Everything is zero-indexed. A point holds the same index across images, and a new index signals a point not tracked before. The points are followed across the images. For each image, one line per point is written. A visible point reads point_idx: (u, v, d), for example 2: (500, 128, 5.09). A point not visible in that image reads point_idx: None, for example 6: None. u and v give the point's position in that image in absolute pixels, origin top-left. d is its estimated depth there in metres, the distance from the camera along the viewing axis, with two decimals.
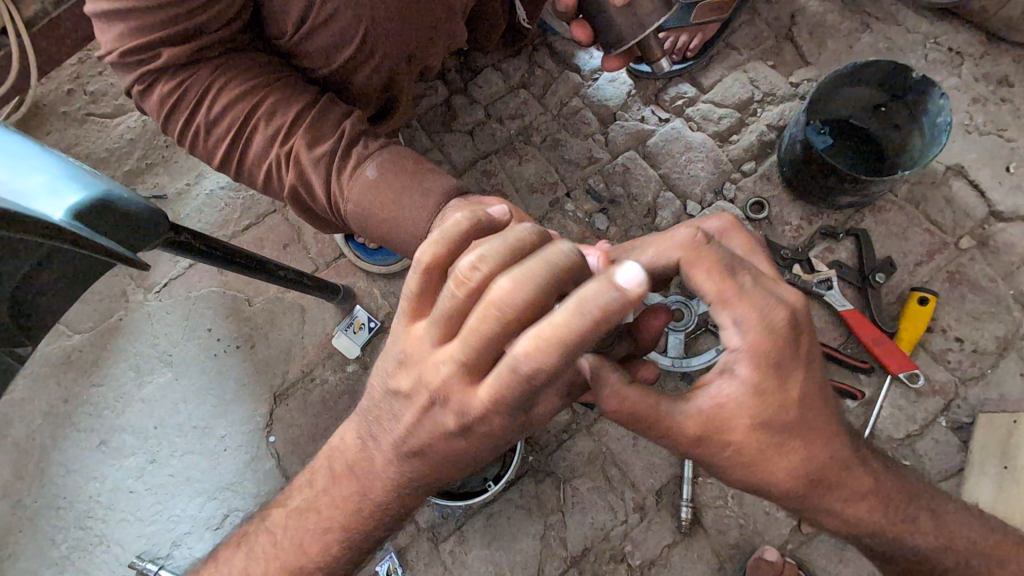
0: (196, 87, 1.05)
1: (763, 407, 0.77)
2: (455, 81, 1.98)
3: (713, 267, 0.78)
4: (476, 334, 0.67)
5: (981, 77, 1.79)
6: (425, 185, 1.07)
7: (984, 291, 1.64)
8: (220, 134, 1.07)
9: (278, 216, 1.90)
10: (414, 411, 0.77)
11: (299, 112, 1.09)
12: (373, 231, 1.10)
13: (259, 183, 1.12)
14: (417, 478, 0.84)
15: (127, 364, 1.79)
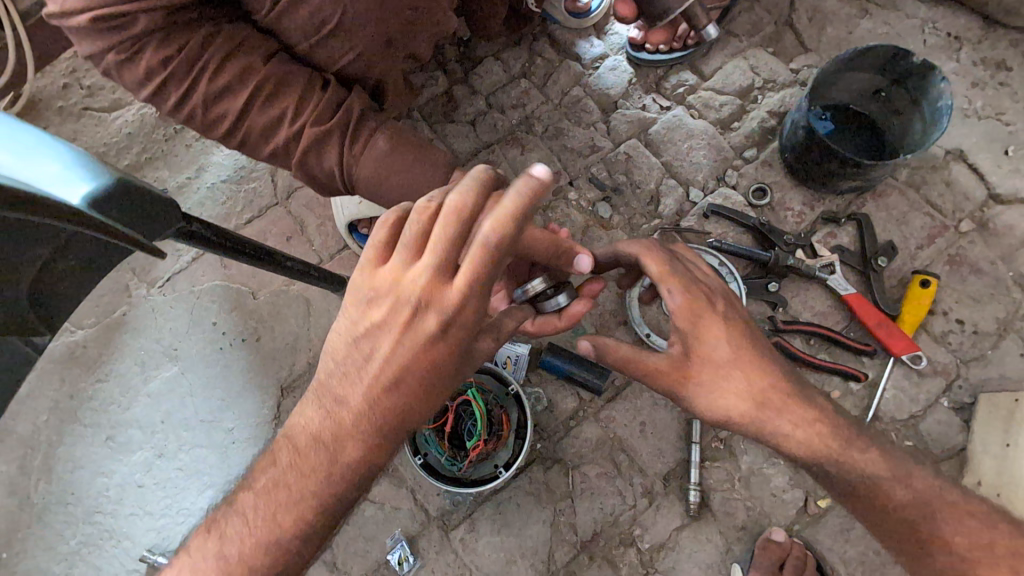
0: (183, 69, 1.06)
1: (700, 347, 1.06)
2: (456, 71, 1.98)
3: (652, 259, 1.12)
4: (439, 240, 0.84)
5: (979, 62, 1.80)
6: (432, 155, 1.23)
7: (984, 273, 1.66)
8: (224, 110, 1.11)
9: (280, 209, 1.89)
10: (394, 331, 0.87)
11: (300, 101, 1.14)
12: (387, 200, 1.25)
13: (265, 150, 1.17)
14: (397, 412, 0.89)
15: (132, 359, 1.79)
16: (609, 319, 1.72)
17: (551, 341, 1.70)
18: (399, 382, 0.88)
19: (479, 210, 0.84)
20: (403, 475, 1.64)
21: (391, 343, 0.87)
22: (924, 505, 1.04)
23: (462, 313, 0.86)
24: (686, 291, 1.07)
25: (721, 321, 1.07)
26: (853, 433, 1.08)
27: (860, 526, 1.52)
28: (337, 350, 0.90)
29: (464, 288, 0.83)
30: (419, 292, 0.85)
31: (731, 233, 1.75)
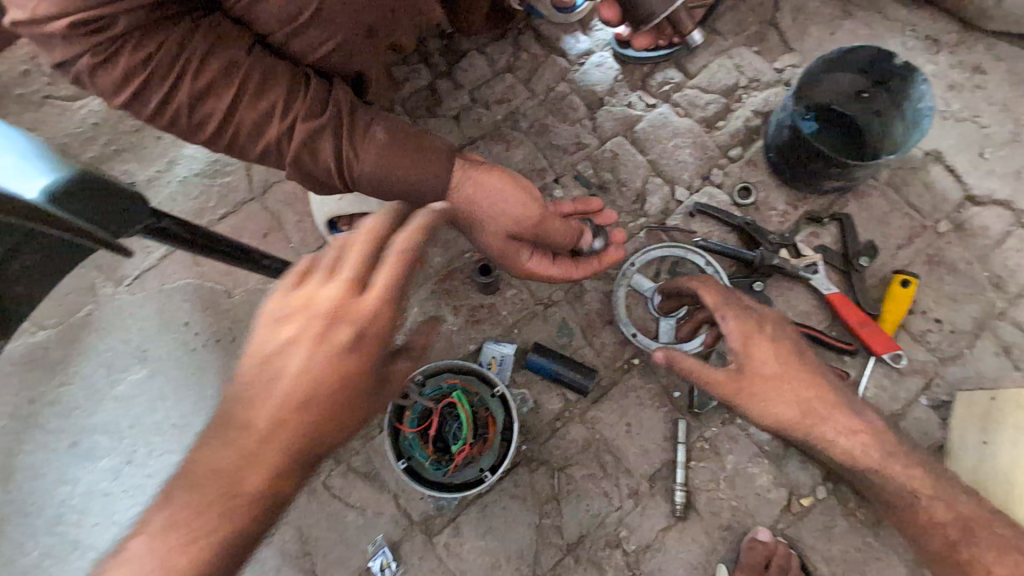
0: (163, 68, 0.98)
1: (757, 364, 1.18)
2: (439, 64, 1.93)
3: (710, 290, 1.26)
4: (353, 258, 0.89)
5: (957, 64, 1.83)
6: (427, 144, 1.18)
7: (961, 273, 1.69)
8: (212, 108, 1.04)
9: (256, 204, 1.82)
10: (307, 347, 0.84)
11: (289, 94, 1.09)
12: (387, 194, 1.19)
13: (254, 152, 1.11)
14: (312, 429, 0.84)
15: (98, 361, 1.71)
16: (595, 319, 1.70)
17: (537, 342, 1.68)
18: (311, 402, 0.83)
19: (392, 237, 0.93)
20: (385, 479, 1.60)
21: (304, 362, 0.83)
22: (964, 523, 1.20)
23: (377, 326, 0.87)
24: (737, 317, 1.20)
25: (771, 340, 1.19)
26: (892, 445, 1.25)
27: (842, 523, 1.54)
28: (246, 371, 0.84)
29: (379, 296, 0.87)
30: (332, 305, 0.86)
31: (717, 233, 1.75)
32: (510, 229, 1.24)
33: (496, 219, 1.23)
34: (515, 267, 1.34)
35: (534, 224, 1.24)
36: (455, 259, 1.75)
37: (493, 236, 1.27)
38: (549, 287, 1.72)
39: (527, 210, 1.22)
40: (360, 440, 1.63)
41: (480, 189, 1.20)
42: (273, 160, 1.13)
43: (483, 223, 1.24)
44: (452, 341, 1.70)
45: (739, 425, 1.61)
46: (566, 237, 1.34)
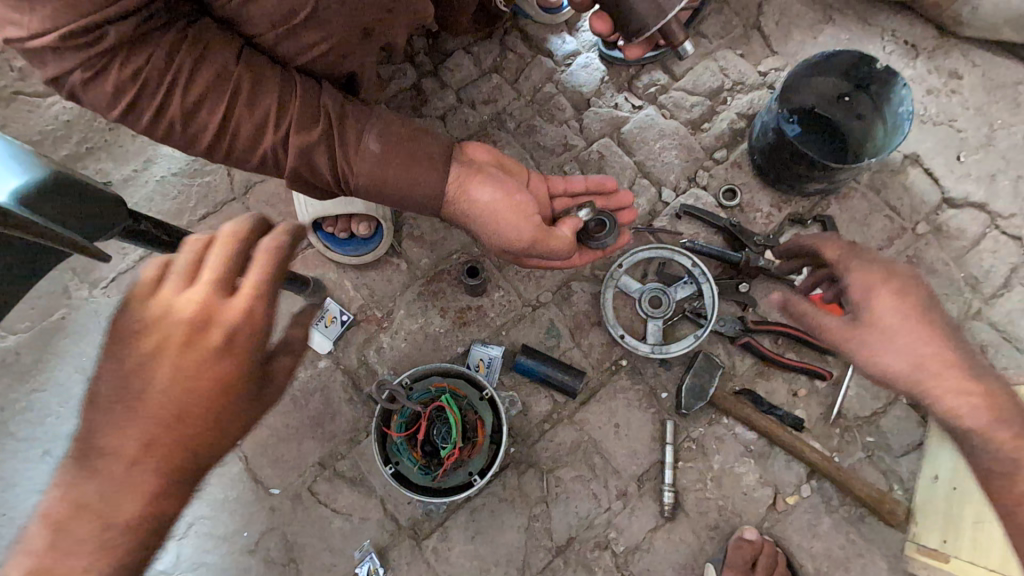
0: (156, 78, 0.96)
1: (866, 307, 1.10)
2: (425, 64, 1.91)
3: (835, 246, 1.23)
4: (217, 263, 0.85)
5: (934, 70, 1.87)
6: (423, 150, 1.15)
7: (938, 274, 1.73)
8: (206, 120, 1.02)
9: (238, 204, 1.78)
10: (171, 357, 0.80)
11: (280, 102, 1.06)
12: (384, 203, 1.19)
13: (252, 160, 1.10)
14: (187, 441, 0.79)
15: (72, 366, 1.65)
16: (583, 321, 1.70)
17: (525, 343, 1.67)
18: (179, 414, 0.79)
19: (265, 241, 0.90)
20: (372, 484, 1.58)
21: (168, 374, 0.79)
22: None
23: (250, 328, 0.82)
24: (860, 267, 1.15)
25: (888, 288, 1.10)
26: None
27: (826, 521, 1.56)
28: (105, 393, 0.79)
29: (246, 297, 0.83)
30: (194, 311, 0.81)
31: (703, 234, 1.76)
32: (508, 247, 1.26)
33: (495, 238, 1.24)
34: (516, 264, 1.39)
35: (529, 244, 1.23)
36: (442, 260, 1.74)
37: (494, 248, 1.30)
38: (537, 288, 1.72)
39: (519, 237, 1.21)
40: (346, 445, 1.61)
41: (479, 208, 1.20)
42: (269, 167, 1.12)
43: (485, 237, 1.26)
44: (440, 343, 1.68)
45: (725, 425, 1.62)
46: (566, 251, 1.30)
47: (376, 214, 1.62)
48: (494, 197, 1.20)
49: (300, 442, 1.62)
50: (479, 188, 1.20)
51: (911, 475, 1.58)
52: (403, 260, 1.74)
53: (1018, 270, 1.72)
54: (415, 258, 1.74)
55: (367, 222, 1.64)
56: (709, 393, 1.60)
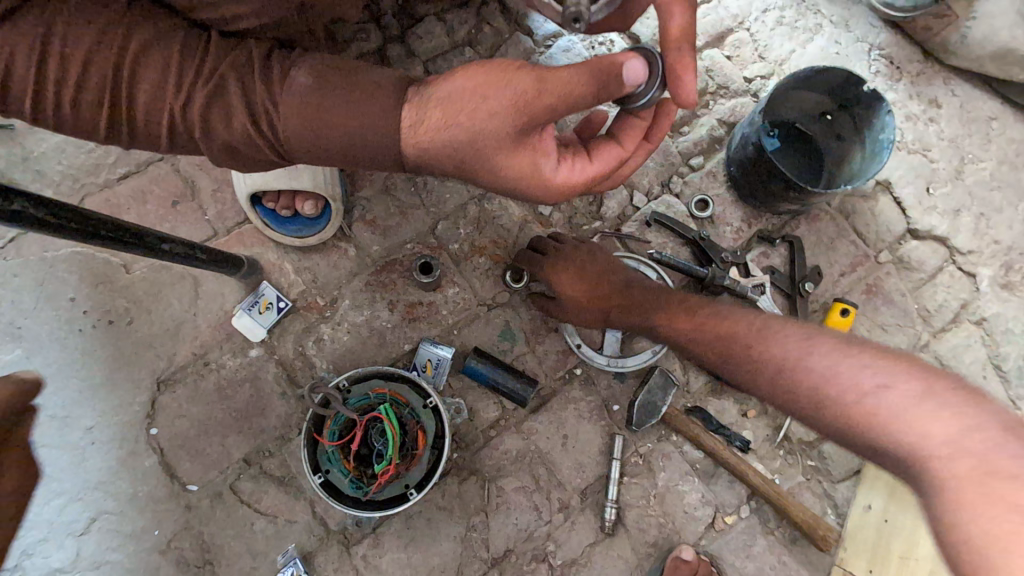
0: (26, 44, 0.84)
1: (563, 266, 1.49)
2: (391, 27, 1.73)
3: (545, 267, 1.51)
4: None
5: (915, 95, 1.83)
6: (358, 77, 0.94)
7: (894, 305, 1.73)
8: (90, 95, 0.87)
9: (166, 166, 1.58)
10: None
11: (181, 55, 0.91)
12: (339, 153, 0.96)
13: (162, 134, 0.92)
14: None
15: None
16: (539, 325, 1.61)
17: (478, 346, 1.58)
18: None
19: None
20: (301, 485, 1.48)
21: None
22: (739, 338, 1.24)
23: None
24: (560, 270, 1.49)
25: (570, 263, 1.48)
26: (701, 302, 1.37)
27: (760, 542, 1.57)
28: None
29: None
30: None
31: (670, 245, 1.69)
32: (511, 129, 0.95)
33: (487, 134, 0.94)
34: (543, 184, 1.03)
35: (533, 98, 0.93)
36: (395, 248, 1.61)
37: (502, 157, 0.98)
38: (495, 287, 1.62)
39: (501, 102, 0.93)
40: (275, 442, 1.50)
41: (449, 102, 0.93)
42: (186, 145, 0.96)
43: (480, 148, 0.96)
44: (385, 339, 1.56)
45: (673, 442, 1.60)
46: (584, 93, 0.94)
47: (322, 192, 1.48)
48: (461, 81, 0.95)
49: (223, 437, 1.49)
50: (440, 84, 0.95)
51: (846, 502, 1.59)
52: (352, 246, 1.60)
53: (968, 306, 1.74)
54: (365, 244, 1.60)
55: (312, 201, 1.49)
56: (661, 409, 1.57)
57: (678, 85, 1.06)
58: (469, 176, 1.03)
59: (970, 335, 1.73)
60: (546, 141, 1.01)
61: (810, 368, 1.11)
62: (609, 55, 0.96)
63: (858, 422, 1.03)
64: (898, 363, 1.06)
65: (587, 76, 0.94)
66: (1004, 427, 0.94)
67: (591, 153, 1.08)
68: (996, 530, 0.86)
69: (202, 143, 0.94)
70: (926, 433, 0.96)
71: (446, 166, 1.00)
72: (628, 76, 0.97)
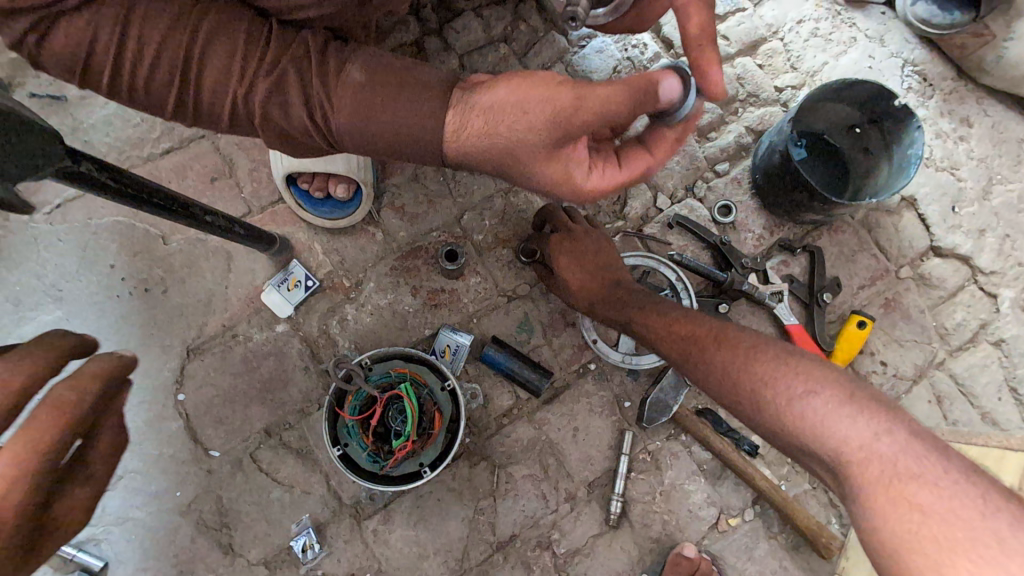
0: (108, 23, 0.88)
1: (565, 249, 1.50)
2: (430, 20, 1.77)
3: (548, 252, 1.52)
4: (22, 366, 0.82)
5: (947, 113, 1.83)
6: (409, 77, 0.98)
7: (912, 320, 1.73)
8: (163, 78, 0.92)
9: (207, 143, 1.64)
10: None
11: (247, 41, 0.95)
12: (386, 148, 1.01)
13: (223, 117, 0.97)
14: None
15: (7, 295, 1.55)
16: (557, 319, 1.65)
17: (496, 335, 1.62)
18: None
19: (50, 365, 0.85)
20: (318, 458, 1.53)
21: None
22: (701, 340, 1.29)
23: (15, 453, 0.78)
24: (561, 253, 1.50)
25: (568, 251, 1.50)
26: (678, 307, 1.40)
27: (763, 546, 1.59)
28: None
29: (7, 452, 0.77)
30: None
31: (691, 248, 1.71)
32: (547, 139, 0.97)
33: (523, 140, 0.97)
34: (575, 194, 1.05)
35: (568, 110, 0.95)
36: (421, 235, 1.66)
37: (535, 165, 1.01)
38: (515, 279, 1.66)
39: (537, 112, 0.95)
40: (296, 415, 1.55)
41: (490, 112, 0.97)
42: (244, 128, 1.01)
43: (516, 155, 1.00)
44: (406, 322, 1.61)
45: (681, 442, 1.62)
46: (620, 110, 0.97)
47: (355, 177, 1.53)
48: (504, 91, 0.98)
49: (246, 407, 1.55)
50: (485, 92, 0.99)
51: (851, 512, 1.61)
52: (379, 230, 1.64)
53: (987, 326, 1.74)
54: (392, 229, 1.65)
55: (345, 184, 1.54)
56: (672, 409, 1.59)
57: (708, 79, 1.06)
58: (507, 177, 1.07)
59: (987, 356, 1.72)
60: (580, 152, 1.02)
61: (752, 368, 1.17)
62: (645, 73, 0.99)
63: (785, 422, 1.08)
64: (829, 373, 1.10)
65: (625, 94, 0.96)
66: (912, 434, 0.98)
67: (622, 161, 1.09)
68: (904, 534, 0.90)
69: (258, 129, 0.99)
70: (843, 437, 1.00)
71: (487, 167, 1.04)
72: (664, 93, 1.00)
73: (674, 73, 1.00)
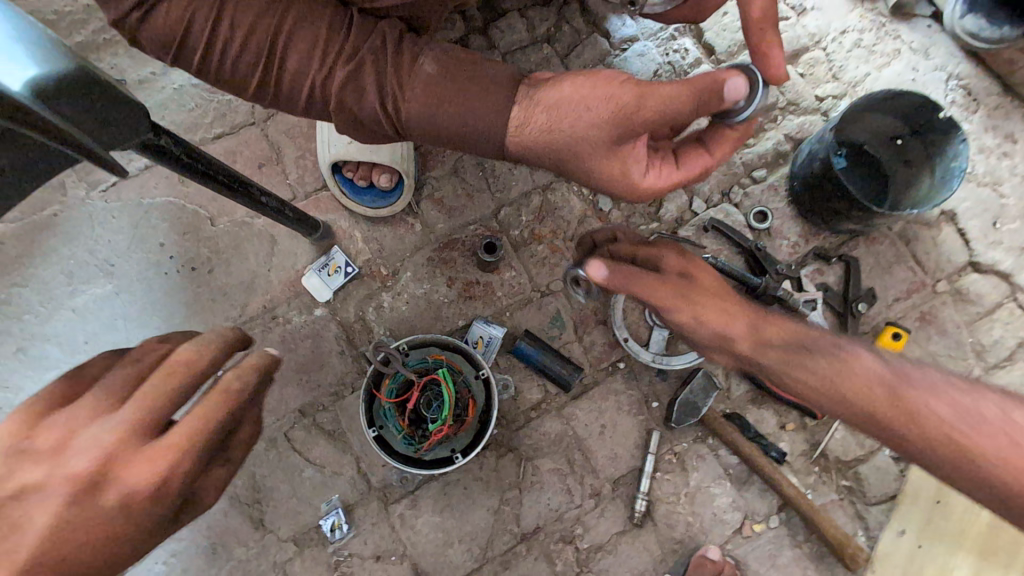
0: (206, 6, 0.93)
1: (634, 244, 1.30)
2: (475, 19, 1.81)
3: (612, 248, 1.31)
4: (197, 358, 0.89)
5: (991, 129, 1.81)
6: (479, 72, 1.02)
7: (948, 335, 1.71)
8: (249, 61, 0.97)
9: (256, 130, 1.69)
10: (66, 410, 0.83)
11: (329, 31, 0.99)
12: (449, 138, 1.05)
13: (301, 100, 1.01)
14: (101, 557, 0.76)
15: (60, 268, 1.60)
16: (588, 316, 1.66)
17: (528, 329, 1.64)
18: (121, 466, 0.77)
19: (213, 361, 0.90)
20: (349, 440, 1.56)
21: (56, 505, 0.74)
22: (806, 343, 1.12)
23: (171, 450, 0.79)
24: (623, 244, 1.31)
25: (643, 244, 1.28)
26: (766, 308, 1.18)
27: (787, 554, 1.58)
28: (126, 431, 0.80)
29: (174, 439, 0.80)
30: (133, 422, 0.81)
31: (725, 252, 1.72)
32: (608, 137, 1.00)
33: (585, 139, 1.01)
34: (629, 191, 1.07)
35: (631, 110, 0.98)
36: (459, 228, 1.69)
37: (595, 162, 1.04)
38: (549, 275, 1.68)
39: (600, 110, 0.98)
40: (330, 398, 1.58)
41: (553, 109, 1.00)
42: (317, 113, 1.05)
43: (577, 153, 1.03)
44: (441, 313, 1.64)
45: (708, 444, 1.62)
46: (683, 109, 0.98)
47: (399, 168, 1.57)
48: (569, 88, 1.01)
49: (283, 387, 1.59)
50: (550, 89, 1.02)
51: (878, 525, 1.59)
52: (418, 222, 1.68)
53: None
54: (431, 221, 1.68)
55: (388, 174, 1.58)
56: (701, 411, 1.58)
57: (770, 64, 1.10)
58: (563, 173, 1.09)
59: None
60: (639, 148, 1.04)
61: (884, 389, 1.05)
62: (711, 71, 0.98)
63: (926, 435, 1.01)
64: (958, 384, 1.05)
65: (688, 95, 0.97)
66: None
67: (679, 160, 1.11)
68: None
69: (333, 114, 1.02)
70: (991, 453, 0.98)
71: (546, 163, 1.07)
72: (729, 93, 0.99)
73: (740, 73, 0.99)
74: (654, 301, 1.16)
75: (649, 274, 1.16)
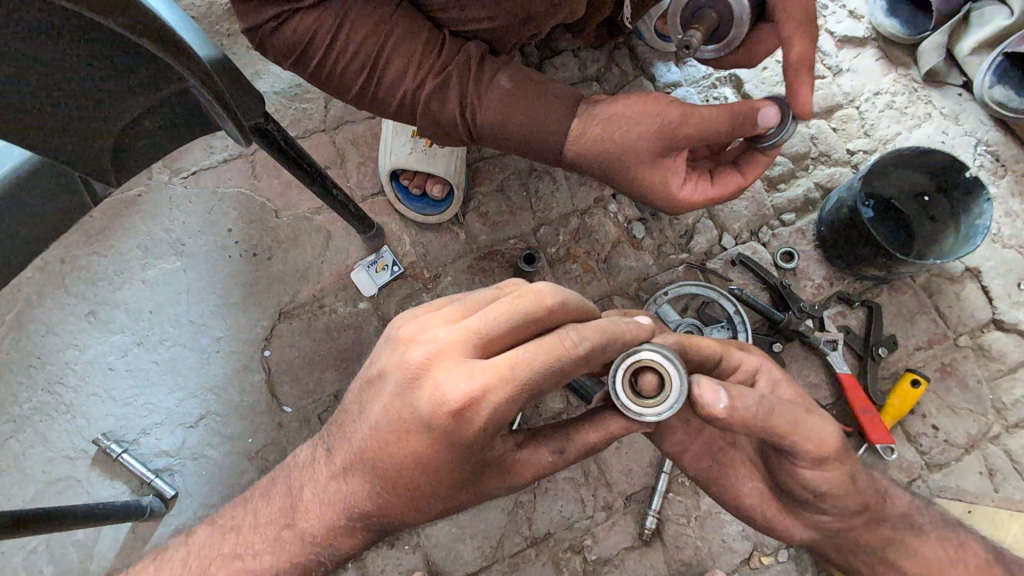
0: (329, 22, 1.09)
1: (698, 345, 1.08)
2: (533, 55, 1.98)
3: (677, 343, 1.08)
4: (552, 302, 0.88)
5: (1018, 194, 1.88)
6: (546, 87, 1.16)
7: (968, 389, 1.73)
8: (356, 68, 1.13)
9: (325, 136, 1.86)
10: (431, 312, 0.91)
11: (425, 47, 1.14)
12: (514, 143, 1.18)
13: (393, 104, 1.17)
14: (400, 463, 0.86)
15: (137, 243, 1.77)
16: None
17: None
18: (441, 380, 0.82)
19: (559, 308, 0.88)
20: None
21: (389, 393, 0.86)
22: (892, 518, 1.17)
23: (498, 380, 0.80)
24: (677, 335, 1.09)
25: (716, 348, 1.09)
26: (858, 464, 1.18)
27: None
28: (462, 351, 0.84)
29: (492, 378, 0.80)
30: (468, 340, 0.84)
31: (751, 287, 1.80)
32: (653, 150, 1.13)
33: (632, 150, 1.13)
34: (668, 199, 1.20)
35: (673, 130, 1.11)
36: (499, 241, 1.81)
37: (639, 171, 1.16)
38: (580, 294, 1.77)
39: (642, 126, 1.11)
40: None
41: (608, 123, 1.13)
42: (405, 115, 1.20)
43: (623, 161, 1.15)
44: None
45: None
46: (720, 130, 1.12)
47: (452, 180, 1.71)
48: (621, 107, 1.13)
49: (322, 372, 1.69)
50: (605, 105, 1.14)
51: None
52: (463, 231, 1.80)
53: None
54: (474, 232, 1.81)
55: (441, 185, 1.72)
56: None
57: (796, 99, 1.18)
58: (611, 180, 1.22)
59: None
60: (678, 163, 1.17)
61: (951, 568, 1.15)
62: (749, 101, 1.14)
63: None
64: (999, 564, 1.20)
65: (725, 119, 1.11)
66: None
67: (715, 177, 1.23)
68: None
69: (419, 116, 1.17)
70: None
71: (596, 171, 1.20)
72: (761, 120, 1.14)
73: (772, 103, 1.14)
74: (791, 438, 0.94)
75: (787, 404, 0.93)
